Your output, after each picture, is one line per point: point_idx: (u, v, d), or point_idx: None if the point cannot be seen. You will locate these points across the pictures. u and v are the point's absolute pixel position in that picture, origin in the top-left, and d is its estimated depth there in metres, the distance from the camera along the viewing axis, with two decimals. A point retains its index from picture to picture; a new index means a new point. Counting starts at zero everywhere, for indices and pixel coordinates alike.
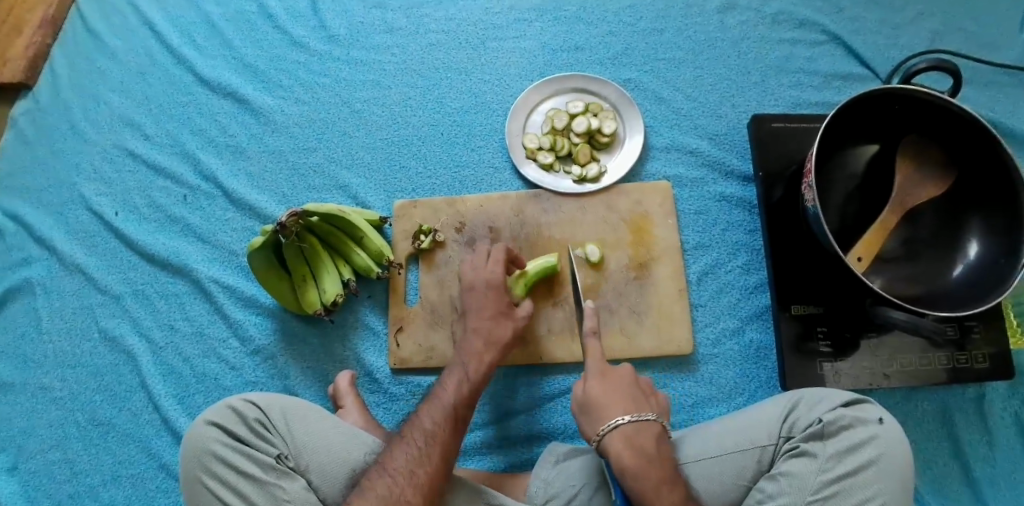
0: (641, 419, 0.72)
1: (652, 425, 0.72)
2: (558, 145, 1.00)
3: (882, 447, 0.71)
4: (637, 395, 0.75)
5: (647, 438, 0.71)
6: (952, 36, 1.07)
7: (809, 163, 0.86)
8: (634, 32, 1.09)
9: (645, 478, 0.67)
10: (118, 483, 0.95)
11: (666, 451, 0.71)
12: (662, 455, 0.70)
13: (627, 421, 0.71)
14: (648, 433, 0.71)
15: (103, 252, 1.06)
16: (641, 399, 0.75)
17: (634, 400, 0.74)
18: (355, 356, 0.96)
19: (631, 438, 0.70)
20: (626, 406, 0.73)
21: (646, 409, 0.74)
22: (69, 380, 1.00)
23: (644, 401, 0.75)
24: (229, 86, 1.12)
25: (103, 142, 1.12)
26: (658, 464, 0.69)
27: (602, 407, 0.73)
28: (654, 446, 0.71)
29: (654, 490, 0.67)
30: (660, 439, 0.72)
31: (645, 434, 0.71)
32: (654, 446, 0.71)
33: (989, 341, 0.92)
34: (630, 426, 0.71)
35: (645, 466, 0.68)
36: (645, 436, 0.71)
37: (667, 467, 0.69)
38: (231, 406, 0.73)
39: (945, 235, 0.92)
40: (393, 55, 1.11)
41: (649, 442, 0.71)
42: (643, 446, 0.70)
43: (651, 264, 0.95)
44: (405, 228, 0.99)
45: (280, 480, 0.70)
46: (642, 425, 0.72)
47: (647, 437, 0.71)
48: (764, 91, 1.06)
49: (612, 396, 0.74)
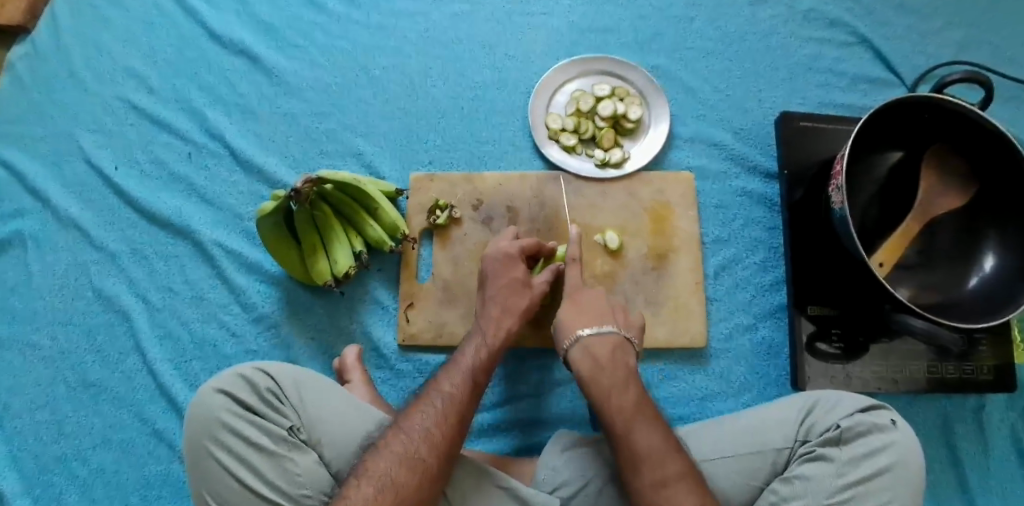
0: (600, 330, 0.76)
1: (613, 336, 0.76)
2: (583, 128, 0.98)
3: (897, 454, 0.71)
4: (604, 309, 0.79)
5: (605, 347, 0.75)
6: (978, 48, 1.07)
7: (839, 165, 0.86)
8: (663, 19, 1.07)
9: (597, 382, 0.73)
10: (108, 446, 0.92)
11: (625, 360, 0.75)
12: (620, 363, 0.74)
13: (589, 333, 0.76)
14: (608, 343, 0.76)
15: (100, 206, 1.02)
16: (608, 312, 0.79)
17: (598, 314, 0.79)
18: (362, 330, 0.93)
19: (587, 348, 0.75)
20: (589, 319, 0.78)
21: (610, 322, 0.78)
22: (60, 338, 0.96)
23: (609, 312, 0.79)
24: (242, 42, 1.07)
25: (104, 92, 1.07)
26: (613, 370, 0.73)
27: (567, 323, 0.78)
28: (609, 354, 0.75)
29: (608, 390, 0.71)
30: (620, 348, 0.76)
31: (602, 343, 0.75)
32: (612, 355, 0.75)
33: (995, 354, 0.92)
34: (589, 337, 0.76)
35: (597, 371, 0.73)
36: (604, 345, 0.75)
37: (622, 370, 0.73)
38: (242, 374, 0.71)
39: (964, 246, 0.92)
40: (416, 22, 1.07)
41: (606, 351, 0.75)
42: (599, 355, 0.75)
43: (669, 255, 0.94)
44: (419, 202, 0.96)
45: (291, 453, 0.68)
46: (601, 335, 0.76)
47: (602, 345, 0.75)
48: (791, 88, 1.04)
49: (581, 314, 0.78)
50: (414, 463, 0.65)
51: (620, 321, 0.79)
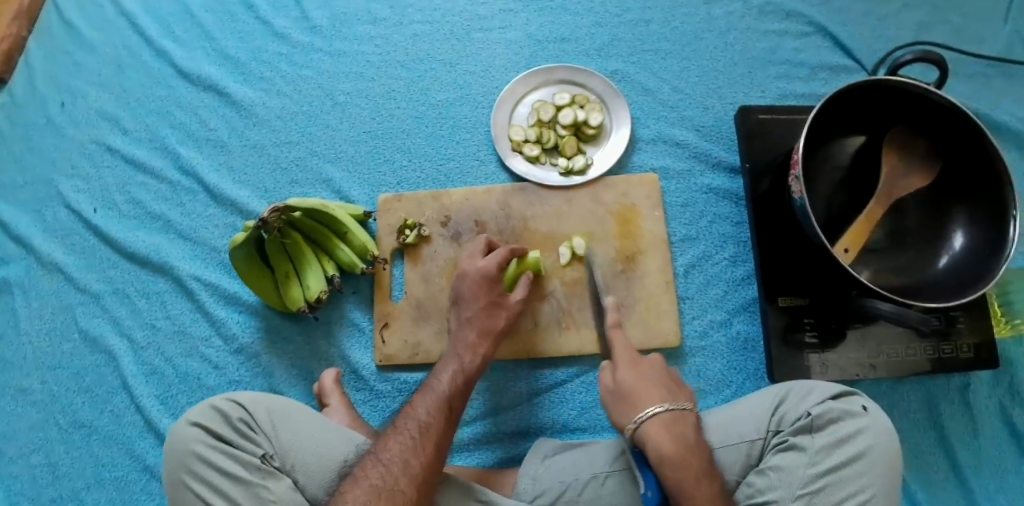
0: (677, 408, 0.72)
1: (688, 415, 0.73)
2: (545, 138, 0.99)
3: (870, 439, 0.71)
4: (665, 380, 0.77)
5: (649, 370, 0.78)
6: (938, 27, 1.07)
7: (794, 155, 0.87)
8: (620, 23, 1.08)
9: (683, 467, 0.68)
10: (101, 485, 0.93)
11: (700, 440, 0.72)
12: (663, 387, 0.76)
13: (664, 410, 0.72)
14: (685, 423, 0.72)
15: (82, 249, 1.04)
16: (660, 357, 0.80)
17: (664, 391, 0.75)
18: (340, 353, 0.95)
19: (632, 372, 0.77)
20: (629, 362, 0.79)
21: (681, 400, 0.75)
22: (49, 381, 0.99)
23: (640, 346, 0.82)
24: (210, 79, 1.10)
25: (81, 137, 1.10)
26: (696, 454, 0.69)
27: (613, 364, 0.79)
28: (692, 436, 0.71)
29: (693, 479, 0.67)
30: (666, 379, 0.77)
31: (682, 423, 0.72)
32: (654, 379, 0.77)
33: (974, 331, 0.92)
34: (666, 414, 0.72)
35: (684, 454, 0.69)
36: (682, 426, 0.71)
37: (670, 394, 0.75)
38: (215, 407, 0.73)
39: (931, 227, 0.92)
40: (377, 46, 1.09)
41: (685, 432, 0.71)
42: (681, 435, 0.70)
43: (638, 257, 0.94)
44: (388, 223, 0.98)
45: (266, 480, 0.69)
46: (677, 415, 0.72)
47: (684, 426, 0.71)
48: (751, 82, 1.05)
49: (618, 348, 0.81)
50: (393, 495, 0.66)
51: (688, 399, 0.76)
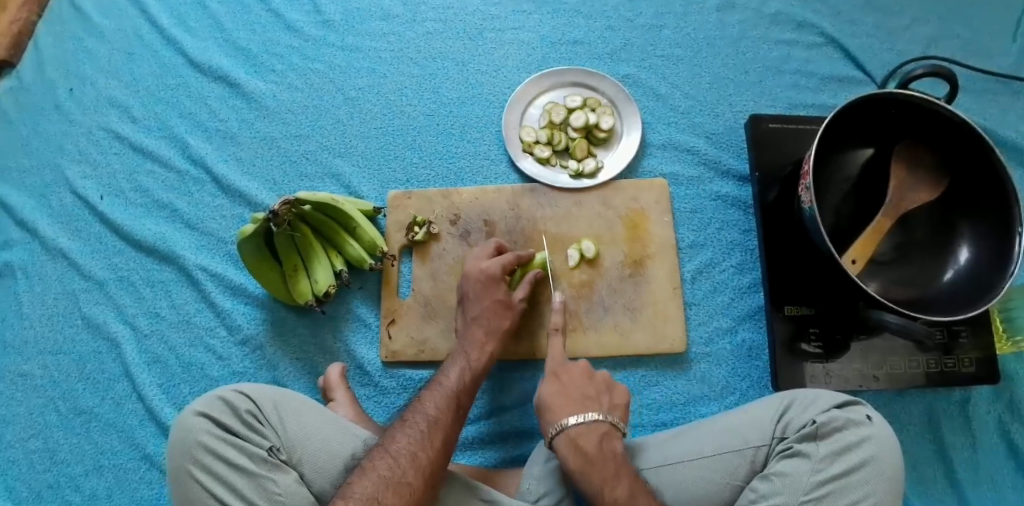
0: (587, 420, 0.74)
1: (599, 424, 0.74)
2: (556, 140, 0.99)
3: (874, 449, 0.72)
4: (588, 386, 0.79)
5: (573, 376, 0.80)
6: (948, 42, 1.08)
7: (805, 166, 0.87)
8: (633, 28, 1.09)
9: (589, 479, 0.70)
10: (100, 472, 0.93)
11: (613, 449, 0.73)
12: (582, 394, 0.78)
13: (574, 423, 0.74)
14: (595, 432, 0.74)
15: (87, 236, 1.04)
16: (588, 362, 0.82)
17: (583, 401, 0.77)
18: (346, 348, 0.94)
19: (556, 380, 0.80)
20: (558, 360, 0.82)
21: (595, 408, 0.76)
22: (51, 367, 0.98)
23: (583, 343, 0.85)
24: (220, 69, 1.09)
25: (88, 123, 1.09)
26: (603, 463, 0.71)
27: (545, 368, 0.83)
28: (597, 446, 0.73)
29: (601, 488, 0.70)
30: (587, 382, 0.79)
31: (589, 433, 0.73)
32: (576, 386, 0.79)
33: (976, 347, 0.93)
34: (575, 427, 0.74)
35: (587, 466, 0.71)
36: (590, 436, 0.73)
37: (584, 401, 0.77)
38: (222, 397, 0.72)
39: (937, 241, 0.93)
40: (389, 43, 1.09)
41: (592, 442, 0.73)
42: (586, 447, 0.72)
43: (646, 261, 0.95)
44: (398, 220, 0.98)
45: (273, 472, 0.69)
46: (587, 425, 0.74)
47: (589, 438, 0.73)
48: (762, 91, 1.06)
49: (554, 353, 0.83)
50: (400, 486, 0.66)
51: (606, 407, 0.77)
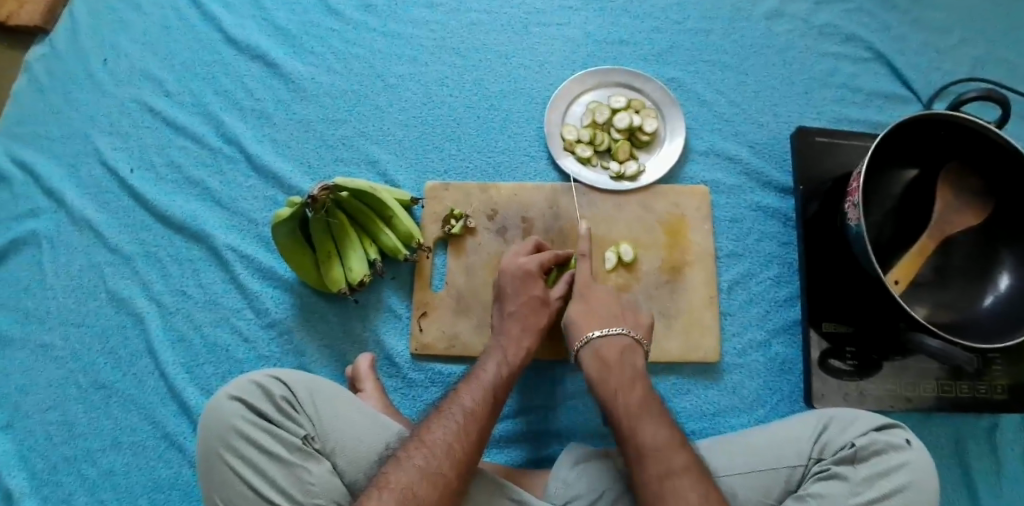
0: (609, 333, 0.80)
1: (623, 339, 0.80)
2: (598, 140, 0.98)
3: (914, 474, 0.70)
4: (615, 313, 0.84)
5: (615, 349, 0.79)
6: (996, 65, 1.06)
7: (855, 182, 0.86)
8: (679, 31, 1.08)
9: (606, 381, 0.76)
10: (118, 448, 0.91)
11: (633, 361, 0.79)
12: (628, 365, 0.78)
13: (597, 336, 0.80)
14: (616, 346, 0.80)
15: (115, 209, 1.02)
16: (615, 313, 0.83)
17: (610, 316, 0.83)
18: (374, 338, 0.93)
19: (597, 349, 0.79)
20: (599, 323, 0.82)
21: (621, 324, 0.82)
22: (72, 339, 0.96)
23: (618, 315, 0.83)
24: (258, 48, 1.08)
25: (121, 95, 1.07)
26: (619, 369, 0.77)
27: (578, 329, 0.82)
28: (618, 356, 0.79)
29: (614, 390, 0.75)
30: (628, 352, 0.79)
31: (610, 345, 0.79)
32: (620, 357, 0.79)
33: (1009, 374, 0.91)
34: (599, 339, 0.80)
35: (605, 371, 0.77)
36: (612, 348, 0.79)
37: (630, 372, 0.77)
38: (256, 381, 0.71)
39: (979, 265, 0.91)
40: (432, 31, 1.08)
41: (613, 352, 0.79)
42: (607, 356, 0.79)
43: (683, 268, 0.94)
44: (434, 211, 0.97)
45: (306, 462, 0.68)
46: (608, 339, 0.80)
47: (610, 348, 0.79)
48: (807, 103, 1.04)
49: (593, 318, 0.83)
50: (434, 477, 0.65)
51: (630, 324, 0.83)
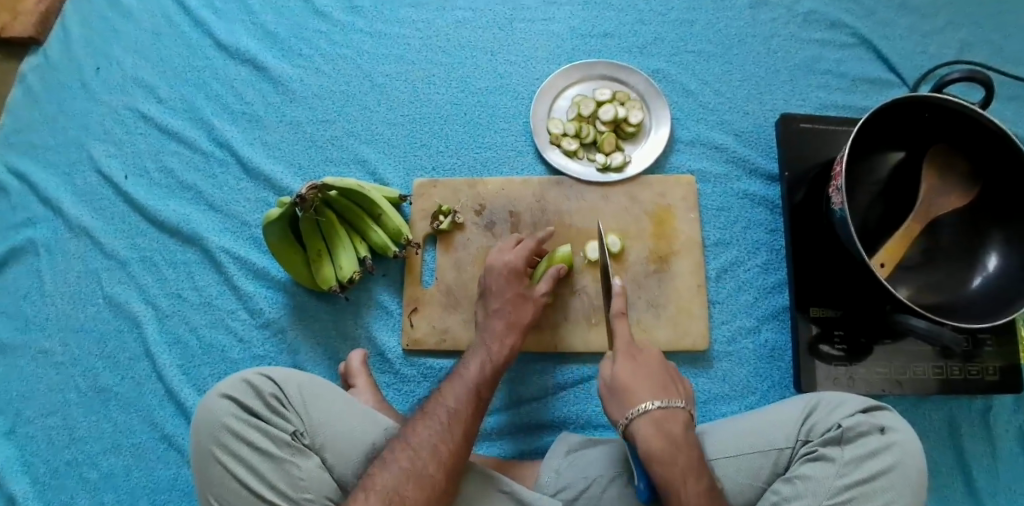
0: (669, 406, 0.71)
1: (680, 413, 0.72)
2: (584, 133, 0.99)
3: (898, 455, 0.71)
4: (666, 379, 0.75)
5: (676, 425, 0.71)
6: (980, 47, 1.06)
7: (837, 167, 0.86)
8: (663, 23, 1.08)
9: (669, 464, 0.67)
10: (117, 451, 0.93)
11: (693, 438, 0.71)
12: (692, 442, 0.70)
13: (655, 408, 0.71)
14: (676, 420, 0.71)
15: (111, 215, 1.04)
16: (670, 384, 0.74)
17: (662, 386, 0.74)
18: (367, 335, 0.94)
19: (658, 423, 0.70)
20: (655, 391, 0.73)
21: (675, 396, 0.73)
22: (71, 344, 0.98)
23: (672, 386, 0.75)
24: (248, 52, 1.09)
25: (114, 103, 1.09)
26: (685, 452, 0.69)
27: (633, 397, 0.73)
28: (682, 432, 0.70)
29: (680, 480, 0.67)
30: (689, 426, 0.72)
31: (672, 419, 0.71)
32: (683, 433, 0.70)
33: (1000, 355, 0.91)
34: (657, 412, 0.71)
35: (671, 451, 0.68)
36: (673, 423, 0.71)
37: (697, 453, 0.69)
38: (246, 379, 0.71)
39: (967, 246, 0.91)
40: (417, 30, 1.09)
41: (676, 430, 0.70)
42: (671, 432, 0.70)
43: (671, 258, 0.94)
44: (423, 208, 0.98)
45: (295, 457, 0.69)
46: (668, 410, 0.71)
47: (674, 422, 0.71)
48: (792, 90, 1.05)
49: (645, 386, 0.73)
50: (422, 479, 0.66)
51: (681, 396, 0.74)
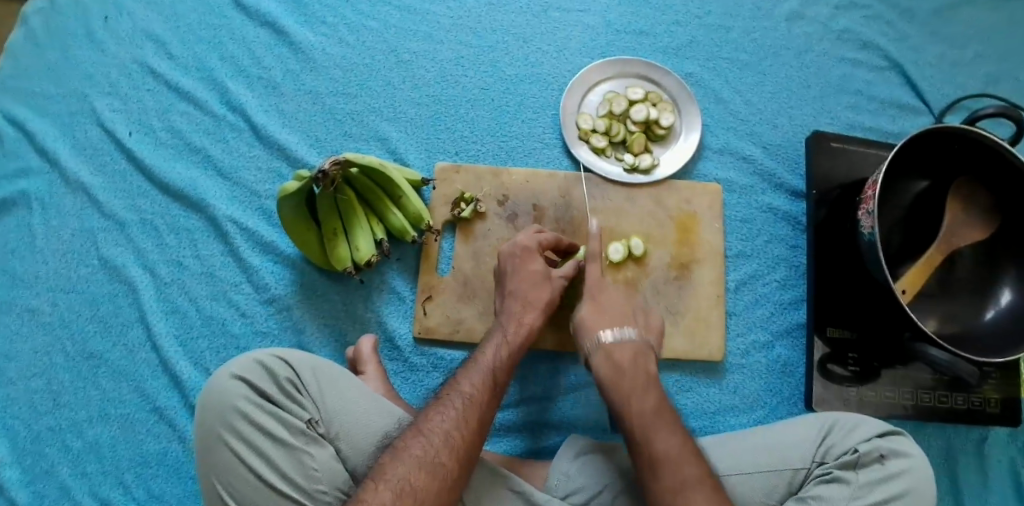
0: (623, 336, 0.77)
1: (634, 342, 0.77)
2: (614, 131, 0.97)
3: (913, 482, 0.71)
4: (626, 313, 0.80)
5: (626, 353, 0.76)
6: (1006, 83, 1.07)
7: (871, 189, 0.86)
8: (700, 26, 1.06)
9: (619, 385, 0.73)
10: (105, 420, 0.89)
11: (645, 365, 0.75)
12: (641, 369, 0.75)
13: (611, 338, 0.77)
14: (630, 350, 0.76)
15: (111, 172, 0.98)
16: (628, 316, 0.80)
17: (623, 318, 0.79)
18: (377, 320, 0.92)
19: (610, 353, 0.76)
20: (611, 321, 0.79)
21: (631, 326, 0.79)
22: (61, 305, 0.93)
23: (631, 319, 0.80)
24: (269, 14, 1.04)
25: (122, 55, 1.03)
26: (633, 374, 0.74)
27: (591, 328, 0.79)
28: (630, 358, 0.75)
29: (627, 395, 0.72)
30: (642, 355, 0.76)
31: (624, 348, 0.76)
32: (632, 360, 0.75)
33: (1003, 388, 0.92)
34: (611, 342, 0.76)
35: (619, 375, 0.74)
36: (625, 350, 0.76)
37: (643, 375, 0.73)
38: (260, 361, 0.68)
39: (982, 280, 0.92)
40: (449, 8, 1.05)
41: (626, 355, 0.75)
42: (620, 360, 0.75)
43: (692, 265, 0.93)
44: (444, 193, 0.95)
45: (309, 446, 0.66)
46: (621, 341, 0.77)
47: (624, 351, 0.76)
48: (822, 108, 1.04)
49: (603, 319, 0.79)
50: (434, 467, 0.63)
51: (640, 327, 0.79)
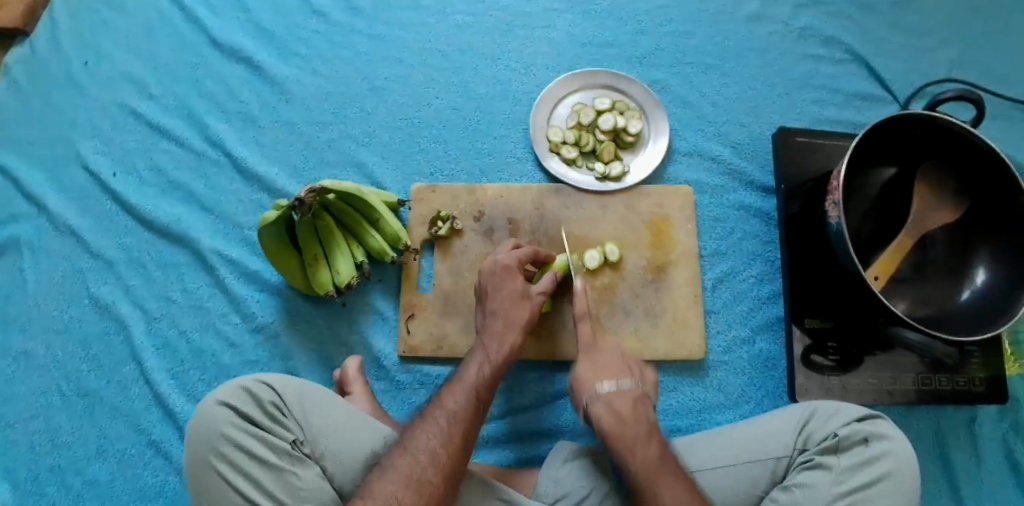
0: (656, 453, 0.69)
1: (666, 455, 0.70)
2: (583, 141, 1.00)
3: (893, 463, 0.71)
4: (651, 425, 0.73)
5: (668, 472, 0.68)
6: (969, 67, 1.09)
7: (834, 181, 0.87)
8: (664, 33, 1.09)
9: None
10: (103, 457, 0.90)
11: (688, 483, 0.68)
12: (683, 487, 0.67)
13: (644, 455, 0.69)
14: (668, 469, 0.68)
15: (98, 214, 1.01)
16: (626, 369, 0.78)
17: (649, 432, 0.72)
18: (363, 341, 0.93)
19: (609, 402, 0.74)
20: (609, 375, 0.77)
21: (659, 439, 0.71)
22: (54, 346, 0.95)
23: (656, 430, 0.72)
24: (243, 50, 1.08)
25: (103, 98, 1.07)
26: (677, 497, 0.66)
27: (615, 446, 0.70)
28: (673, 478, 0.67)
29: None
30: (642, 404, 0.74)
31: (663, 466, 0.68)
32: (633, 410, 0.73)
33: (987, 366, 0.93)
34: (644, 460, 0.69)
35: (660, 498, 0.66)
36: (664, 470, 0.68)
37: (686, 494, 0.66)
38: (245, 387, 0.70)
39: (955, 261, 0.93)
40: (417, 33, 1.08)
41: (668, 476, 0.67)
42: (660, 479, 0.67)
43: (668, 267, 0.95)
44: (421, 213, 0.97)
45: (295, 466, 0.67)
46: (658, 458, 0.69)
47: (663, 468, 0.68)
48: (787, 104, 1.06)
49: (627, 434, 0.71)
50: (421, 484, 0.65)
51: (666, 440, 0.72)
